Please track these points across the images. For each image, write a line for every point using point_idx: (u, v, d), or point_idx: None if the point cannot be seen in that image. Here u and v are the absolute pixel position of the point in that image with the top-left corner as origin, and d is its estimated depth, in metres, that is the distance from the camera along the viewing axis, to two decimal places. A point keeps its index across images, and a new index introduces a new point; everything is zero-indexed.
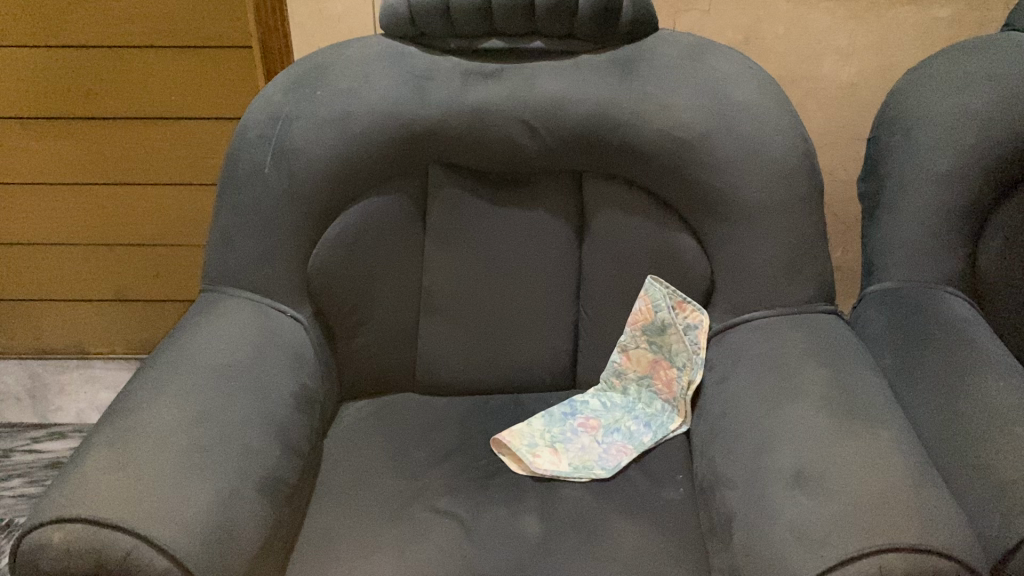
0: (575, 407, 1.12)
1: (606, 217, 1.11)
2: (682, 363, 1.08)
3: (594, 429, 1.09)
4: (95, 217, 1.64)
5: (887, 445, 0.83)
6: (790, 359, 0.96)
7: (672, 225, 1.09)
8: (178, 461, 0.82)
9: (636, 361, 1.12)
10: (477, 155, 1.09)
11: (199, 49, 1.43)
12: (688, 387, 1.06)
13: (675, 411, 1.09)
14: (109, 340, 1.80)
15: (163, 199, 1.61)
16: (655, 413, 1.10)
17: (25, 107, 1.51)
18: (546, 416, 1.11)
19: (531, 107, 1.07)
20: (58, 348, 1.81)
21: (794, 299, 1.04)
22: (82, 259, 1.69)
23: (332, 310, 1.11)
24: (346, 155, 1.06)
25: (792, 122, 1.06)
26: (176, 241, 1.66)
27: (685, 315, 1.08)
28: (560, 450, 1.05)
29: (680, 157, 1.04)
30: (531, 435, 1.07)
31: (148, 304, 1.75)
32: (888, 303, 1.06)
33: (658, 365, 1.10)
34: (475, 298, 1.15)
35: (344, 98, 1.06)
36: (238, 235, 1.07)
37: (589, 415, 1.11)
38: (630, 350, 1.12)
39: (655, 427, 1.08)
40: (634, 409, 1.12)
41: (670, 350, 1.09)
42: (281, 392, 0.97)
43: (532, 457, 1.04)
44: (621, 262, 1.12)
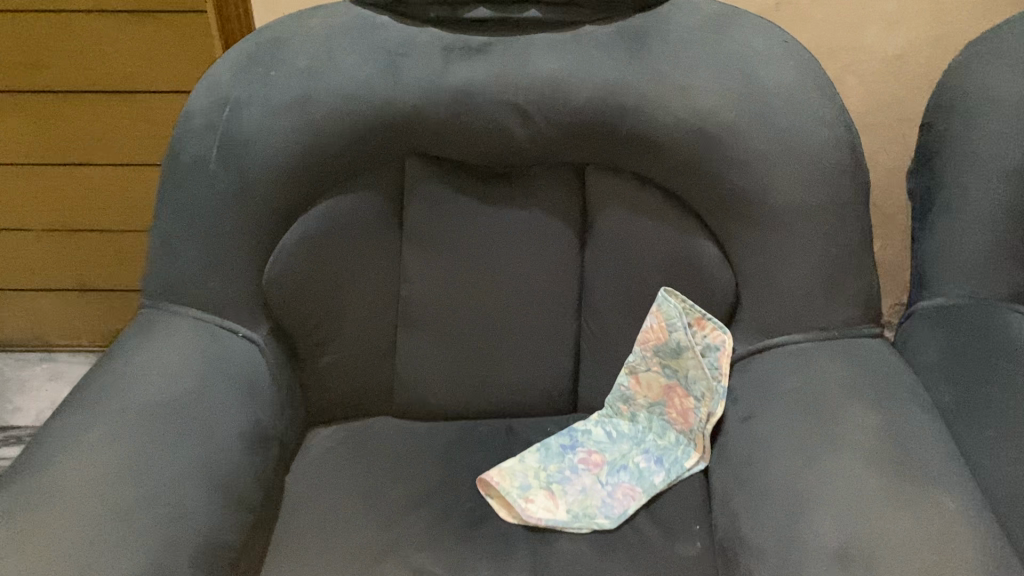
0: (576, 438, 0.97)
1: (612, 218, 0.95)
2: (700, 392, 0.92)
3: (597, 466, 0.94)
4: (48, 199, 1.48)
5: (953, 518, 0.68)
6: (830, 397, 0.81)
7: (691, 229, 0.92)
8: (89, 535, 0.68)
9: (646, 386, 0.97)
10: (461, 146, 0.93)
11: (152, 14, 1.26)
12: (709, 420, 0.91)
13: (692, 446, 0.94)
14: (74, 331, 1.65)
15: (121, 181, 1.45)
16: (668, 448, 0.95)
17: None
18: (542, 449, 0.96)
19: (524, 88, 0.90)
20: (20, 340, 1.67)
21: (834, 321, 0.88)
22: (40, 246, 1.54)
23: (294, 326, 0.96)
24: (306, 147, 0.90)
25: (835, 107, 0.89)
26: (138, 227, 1.51)
27: (704, 334, 0.93)
28: (557, 493, 0.91)
29: (700, 151, 0.88)
30: (523, 475, 0.92)
31: (114, 295, 1.60)
32: (944, 323, 0.89)
33: (672, 391, 0.95)
34: (461, 311, 0.99)
35: (303, 78, 0.90)
36: (181, 242, 0.91)
37: (592, 449, 0.96)
38: (639, 373, 0.97)
39: (667, 464, 0.94)
40: (643, 441, 0.97)
41: (686, 376, 0.94)
42: (226, 434, 0.82)
43: (525, 502, 0.90)
44: (630, 271, 0.96)
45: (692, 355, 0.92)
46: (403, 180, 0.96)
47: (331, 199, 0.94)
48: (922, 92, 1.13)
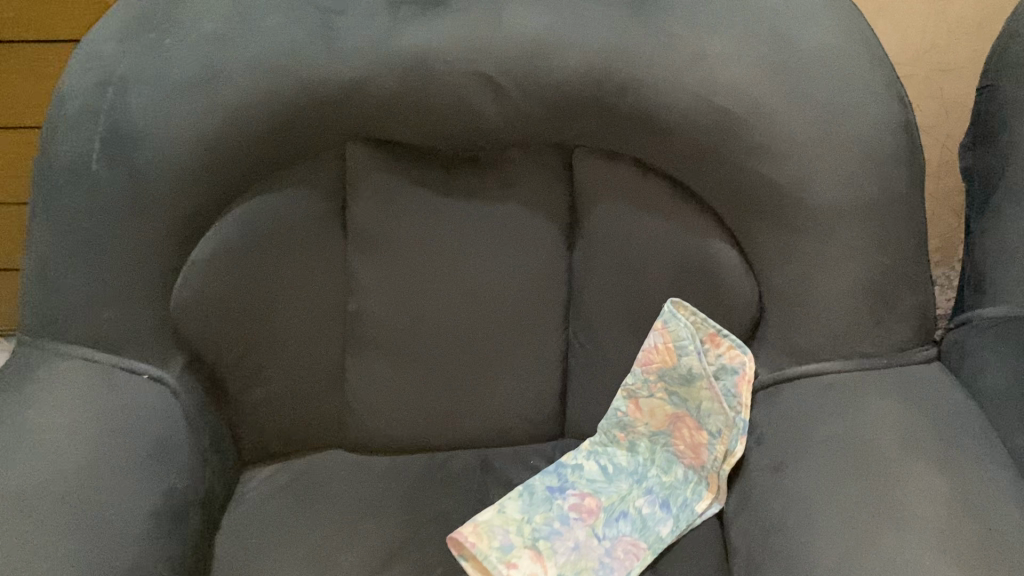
0: (564, 478, 0.82)
1: (607, 213, 0.78)
2: (716, 427, 0.76)
3: (591, 514, 0.78)
4: None
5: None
6: (884, 451, 0.65)
7: (704, 228, 0.75)
8: None
9: (648, 413, 0.81)
10: (417, 129, 0.74)
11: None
12: (727, 459, 0.76)
13: (704, 485, 0.79)
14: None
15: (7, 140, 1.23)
16: (674, 486, 0.80)
17: None
18: (525, 495, 0.80)
19: (496, 55, 0.70)
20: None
21: (882, 345, 0.72)
22: None
23: (216, 356, 0.78)
24: (218, 138, 0.70)
25: (888, 76, 0.71)
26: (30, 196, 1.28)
27: (719, 355, 0.76)
28: (546, 553, 0.75)
29: (720, 135, 0.70)
30: (504, 532, 0.76)
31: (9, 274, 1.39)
32: (1011, 341, 0.73)
33: (680, 421, 0.79)
34: (422, 328, 0.81)
35: (209, 47, 0.69)
36: (63, 264, 0.71)
37: (584, 491, 0.80)
38: (639, 398, 0.81)
39: (674, 508, 0.79)
40: (645, 478, 0.81)
41: (697, 407, 0.77)
42: (128, 518, 0.65)
43: (508, 567, 0.74)
44: (629, 276, 0.79)
45: (705, 383, 0.76)
46: (344, 170, 0.77)
47: (254, 200, 0.74)
48: (965, 38, 0.95)
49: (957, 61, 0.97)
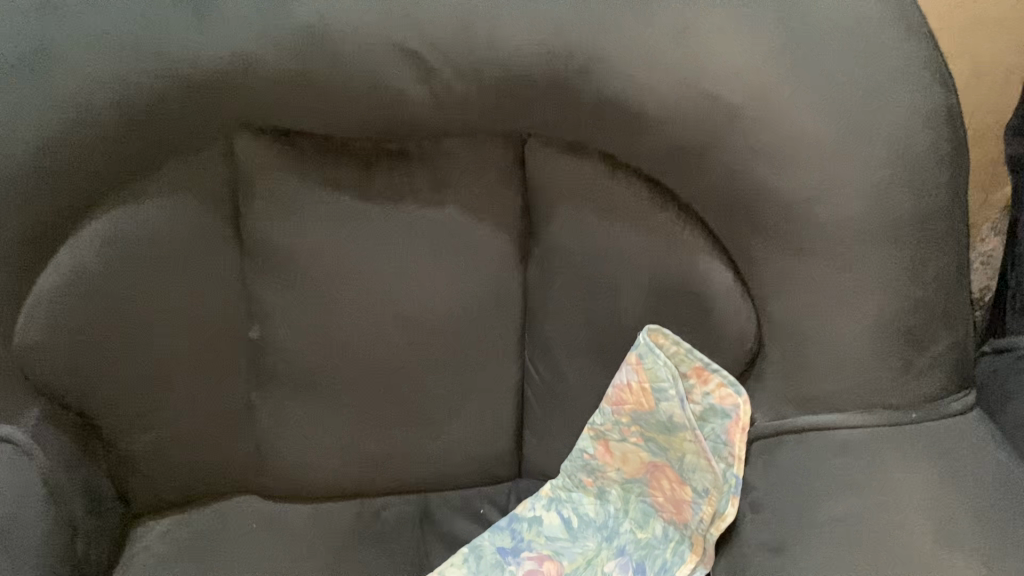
0: (519, 539, 0.69)
1: (569, 220, 0.62)
2: (701, 483, 0.62)
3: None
4: None
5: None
6: (911, 541, 0.52)
7: (690, 242, 0.60)
8: None
9: (620, 458, 0.67)
10: (323, 119, 0.57)
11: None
12: (715, 521, 0.61)
13: (686, 545, 0.64)
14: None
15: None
16: (650, 545, 0.66)
17: None
18: (472, 562, 0.68)
19: (420, 25, 0.53)
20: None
21: (909, 394, 0.58)
22: None
23: (87, 400, 0.64)
24: (60, 137, 0.55)
25: (929, 51, 0.55)
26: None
27: (707, 394, 0.62)
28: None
29: (710, 130, 0.54)
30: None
31: None
32: None
33: (658, 470, 0.65)
34: (344, 363, 0.66)
35: (37, 13, 0.53)
36: None
37: (541, 554, 0.68)
38: (609, 441, 0.67)
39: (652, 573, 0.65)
40: (617, 534, 0.67)
41: (679, 457, 0.63)
42: None
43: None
44: (596, 299, 0.64)
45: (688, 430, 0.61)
46: (236, 169, 0.61)
47: (117, 211, 0.59)
48: None
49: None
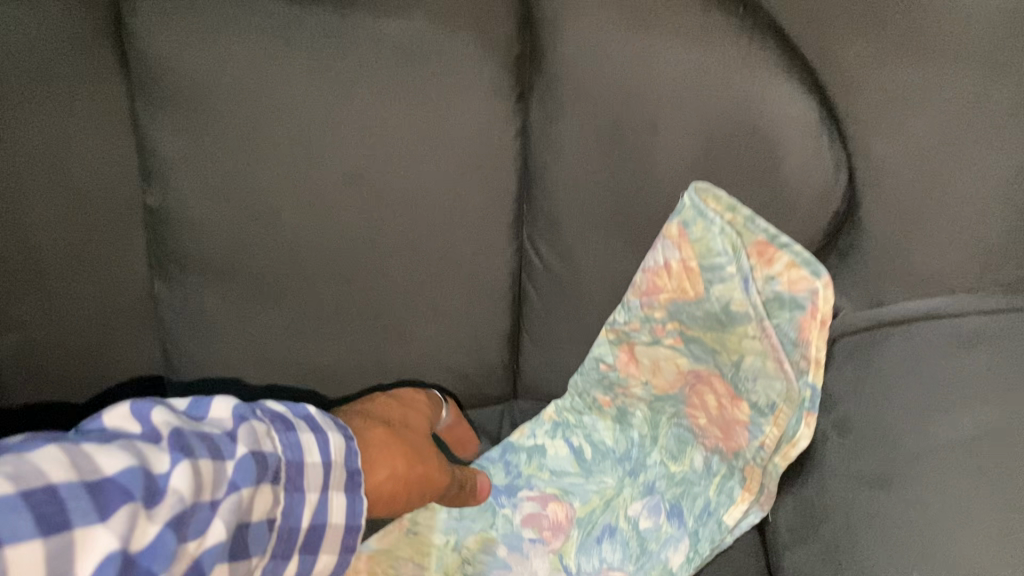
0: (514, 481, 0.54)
1: (584, 37, 0.44)
2: (765, 399, 0.45)
3: (555, 532, 0.52)
4: None
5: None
6: None
7: (757, 61, 0.43)
8: None
9: (649, 370, 0.51)
10: None
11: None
12: (782, 448, 0.45)
13: (737, 481, 0.48)
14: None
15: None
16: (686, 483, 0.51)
17: None
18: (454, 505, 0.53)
19: None
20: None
21: None
22: None
23: None
24: None
25: None
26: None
27: (774, 275, 0.44)
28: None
29: None
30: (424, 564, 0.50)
31: None
32: None
33: (701, 383, 0.49)
34: (276, 244, 0.49)
35: None
36: None
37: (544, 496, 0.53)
38: (635, 346, 0.51)
39: (691, 518, 0.49)
40: (642, 467, 0.52)
41: (733, 363, 0.46)
42: None
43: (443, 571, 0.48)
44: (620, 151, 0.47)
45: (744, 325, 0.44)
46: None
47: None
48: None
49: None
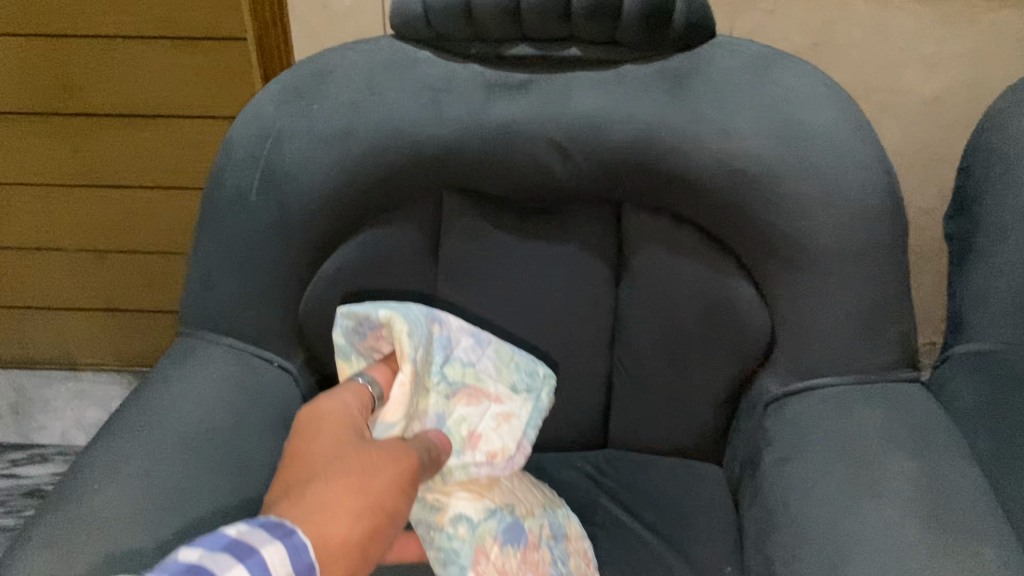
0: (395, 317, 0.78)
1: (649, 255, 0.96)
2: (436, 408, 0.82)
3: (481, 339, 0.87)
4: (64, 206, 1.49)
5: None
6: (870, 446, 0.80)
7: (730, 270, 0.93)
8: None
9: (471, 442, 0.82)
10: (500, 180, 0.93)
11: (167, 119, 1.37)
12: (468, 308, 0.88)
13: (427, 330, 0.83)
14: (62, 348, 1.66)
15: (83, 127, 1.38)
16: (546, 376, 0.89)
17: (21, 98, 1.36)
18: (442, 510, 0.81)
19: (565, 126, 0.90)
20: (2, 358, 1.69)
21: (871, 366, 0.88)
22: (70, 239, 1.52)
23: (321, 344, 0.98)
24: (350, 181, 0.90)
25: (876, 153, 0.90)
26: (137, 248, 1.52)
27: (461, 404, 0.83)
28: (464, 424, 0.82)
29: (741, 190, 0.88)
30: (459, 552, 0.79)
31: (117, 257, 1.53)
32: (979, 370, 0.89)
33: (472, 396, 0.84)
34: None
35: (346, 113, 0.90)
36: (217, 272, 0.93)
37: (375, 325, 0.79)
38: (469, 430, 0.82)
39: (436, 355, 0.83)
40: (437, 373, 0.83)
41: (446, 380, 0.83)
42: (261, 460, 0.83)
43: (500, 413, 0.84)
44: (669, 311, 0.96)
45: (443, 362, 0.84)
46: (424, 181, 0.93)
47: (382, 226, 0.95)
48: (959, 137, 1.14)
49: (939, 141, 1.14)
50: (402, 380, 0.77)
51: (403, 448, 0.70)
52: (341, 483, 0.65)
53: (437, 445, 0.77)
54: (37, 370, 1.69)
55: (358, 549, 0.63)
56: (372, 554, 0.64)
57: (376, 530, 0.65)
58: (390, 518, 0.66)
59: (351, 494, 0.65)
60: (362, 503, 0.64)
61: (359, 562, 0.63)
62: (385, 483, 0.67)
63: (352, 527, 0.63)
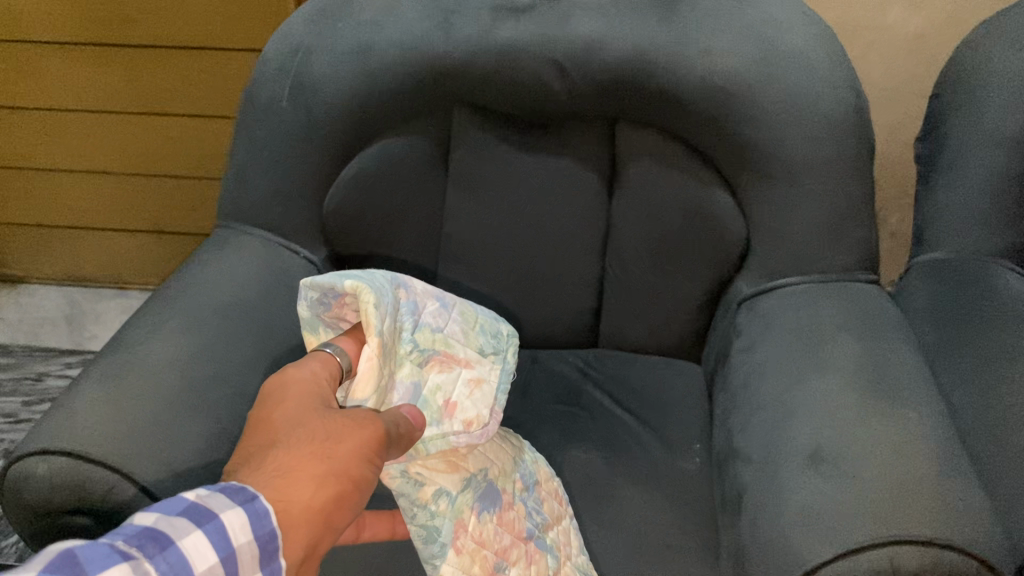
0: (362, 287, 0.80)
1: (638, 168, 1.05)
2: (411, 376, 0.82)
3: (446, 303, 0.92)
4: (115, 134, 1.62)
5: (931, 451, 0.75)
6: (823, 332, 0.90)
7: (710, 181, 1.03)
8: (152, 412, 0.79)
9: (447, 409, 0.82)
10: (503, 96, 1.02)
11: (209, 51, 1.48)
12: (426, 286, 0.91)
13: (395, 298, 0.85)
14: (112, 267, 1.82)
15: (135, 58, 1.51)
16: (508, 336, 0.96)
17: (77, 32, 1.48)
18: (421, 484, 0.78)
19: (564, 47, 0.98)
20: (57, 275, 1.85)
21: (834, 266, 0.99)
22: (120, 164, 1.66)
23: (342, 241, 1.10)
24: (368, 92, 1.01)
25: (847, 75, 0.98)
26: (182, 173, 1.65)
27: (433, 372, 0.84)
28: (438, 392, 0.83)
29: (721, 105, 0.97)
30: (442, 530, 0.78)
31: (164, 182, 1.67)
32: (935, 276, 0.98)
33: (442, 364, 0.85)
34: (500, 264, 1.11)
35: (366, 32, 1.01)
36: (252, 173, 1.05)
37: (342, 292, 0.81)
38: (444, 397, 0.83)
39: (406, 322, 0.85)
40: (408, 340, 0.84)
41: (417, 348, 0.84)
42: (286, 331, 0.96)
43: (469, 378, 0.86)
44: (654, 219, 1.06)
45: (413, 330, 0.85)
46: (434, 95, 1.03)
47: (395, 135, 1.05)
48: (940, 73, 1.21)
49: (921, 77, 1.22)
50: (369, 353, 0.76)
51: (371, 416, 0.69)
52: (306, 448, 0.64)
53: (409, 421, 0.73)
54: (91, 287, 1.86)
55: (322, 514, 0.61)
56: (338, 519, 0.63)
57: (341, 498, 0.63)
58: (356, 484, 0.64)
59: (316, 459, 0.63)
60: (326, 469, 0.63)
61: (323, 528, 0.61)
62: (352, 448, 0.65)
63: (316, 490, 0.62)
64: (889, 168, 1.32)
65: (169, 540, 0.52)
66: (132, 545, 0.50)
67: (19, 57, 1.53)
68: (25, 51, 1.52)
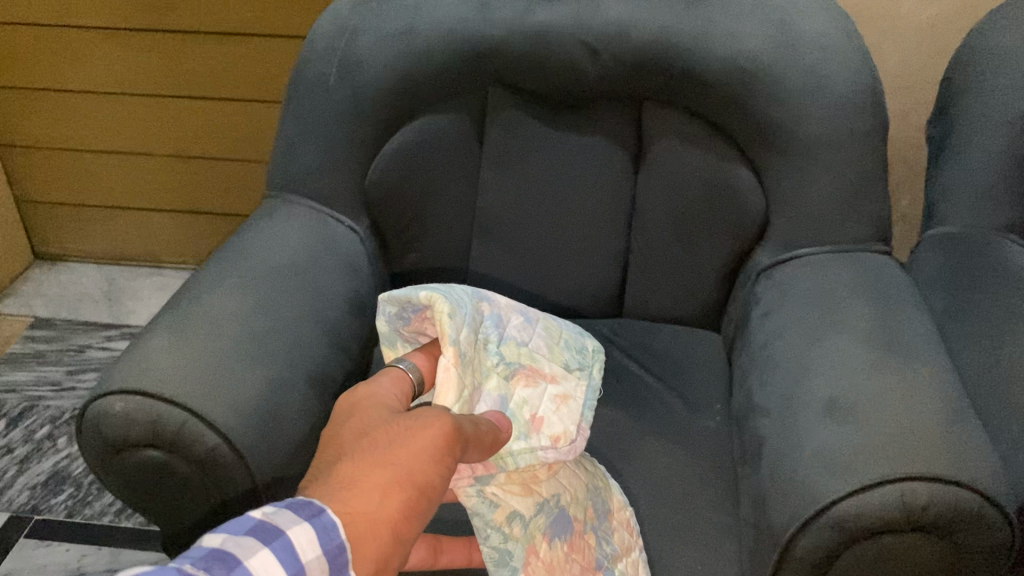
0: (436, 298, 0.86)
1: (662, 146, 1.11)
2: (496, 387, 0.90)
3: (530, 318, 1.01)
4: (157, 117, 1.69)
5: (939, 401, 0.81)
6: (838, 298, 0.96)
7: (731, 158, 1.08)
8: (216, 358, 0.85)
9: (535, 424, 0.90)
10: (537, 76, 1.08)
11: (249, 37, 1.55)
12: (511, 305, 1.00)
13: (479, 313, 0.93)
14: (149, 247, 1.90)
15: (180, 44, 1.57)
16: (594, 351, 1.06)
17: (126, 18, 1.55)
18: (494, 508, 0.82)
19: (595, 29, 1.05)
20: (95, 254, 1.93)
21: (848, 237, 1.06)
22: (160, 146, 1.73)
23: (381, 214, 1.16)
24: (410, 71, 1.07)
25: (862, 59, 1.04)
26: (219, 155, 1.72)
27: (519, 386, 0.93)
28: (525, 405, 0.92)
29: (743, 85, 1.03)
30: (514, 553, 0.81)
31: (201, 164, 1.74)
32: (944, 248, 1.04)
33: (526, 377, 0.94)
34: (530, 236, 1.17)
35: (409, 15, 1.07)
36: (300, 146, 1.12)
37: (421, 307, 0.88)
38: (531, 411, 0.91)
39: (494, 336, 0.94)
40: (495, 353, 0.93)
41: (504, 361, 0.93)
42: (333, 292, 1.02)
43: (556, 394, 0.95)
44: (677, 194, 1.11)
45: (497, 342, 0.94)
46: (471, 75, 1.09)
47: (433, 112, 1.11)
48: None
49: (932, 66, 1.28)
50: (445, 363, 0.82)
51: (439, 418, 0.70)
52: (370, 459, 0.65)
53: (493, 432, 0.80)
54: (128, 265, 1.93)
55: (389, 525, 0.62)
56: (407, 530, 0.64)
57: (408, 505, 0.64)
58: (423, 491, 0.65)
59: (380, 468, 0.65)
60: (389, 478, 0.64)
61: (391, 540, 0.62)
62: (416, 453, 0.67)
63: (382, 501, 0.63)
64: (902, 153, 1.37)
65: (237, 561, 0.51)
66: (200, 567, 0.50)
67: (70, 41, 1.60)
68: (74, 36, 1.59)
